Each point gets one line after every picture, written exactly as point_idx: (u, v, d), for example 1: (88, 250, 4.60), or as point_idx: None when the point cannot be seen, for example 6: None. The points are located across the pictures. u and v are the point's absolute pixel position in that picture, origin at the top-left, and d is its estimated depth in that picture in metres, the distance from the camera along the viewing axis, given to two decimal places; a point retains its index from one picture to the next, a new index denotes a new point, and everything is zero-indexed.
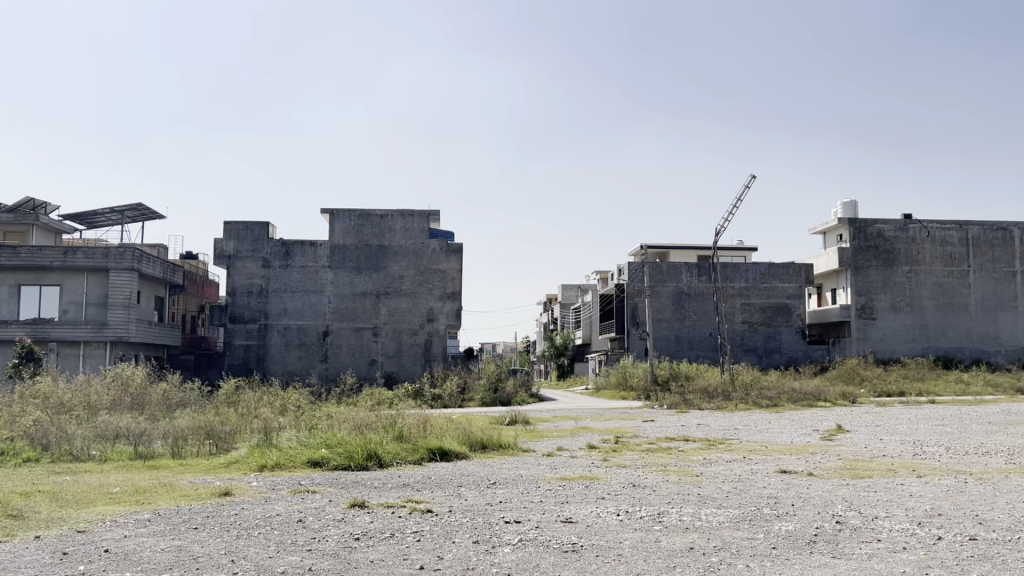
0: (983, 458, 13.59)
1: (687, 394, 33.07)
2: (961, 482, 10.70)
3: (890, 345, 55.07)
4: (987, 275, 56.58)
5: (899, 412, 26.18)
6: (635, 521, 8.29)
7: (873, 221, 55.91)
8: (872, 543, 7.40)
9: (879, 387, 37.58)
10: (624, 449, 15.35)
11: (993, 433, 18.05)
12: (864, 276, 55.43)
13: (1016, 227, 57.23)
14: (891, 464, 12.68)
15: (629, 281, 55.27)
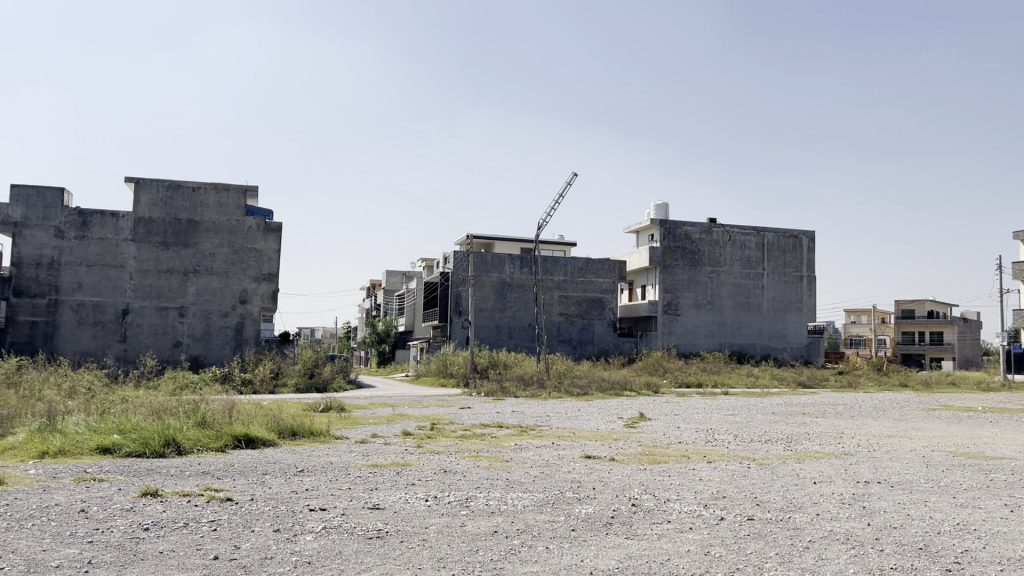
0: (764, 444, 14.82)
1: (504, 381, 33.87)
2: (744, 467, 11.64)
3: (691, 340, 58.83)
4: (779, 278, 61.72)
5: (696, 402, 28.14)
6: (442, 506, 8.36)
7: (681, 223, 59.40)
8: (663, 524, 7.88)
9: (681, 378, 40.17)
10: (437, 436, 15.47)
11: (774, 421, 19.76)
12: (672, 274, 58.81)
13: (805, 235, 62.75)
14: (685, 450, 13.57)
15: (453, 270, 55.66)
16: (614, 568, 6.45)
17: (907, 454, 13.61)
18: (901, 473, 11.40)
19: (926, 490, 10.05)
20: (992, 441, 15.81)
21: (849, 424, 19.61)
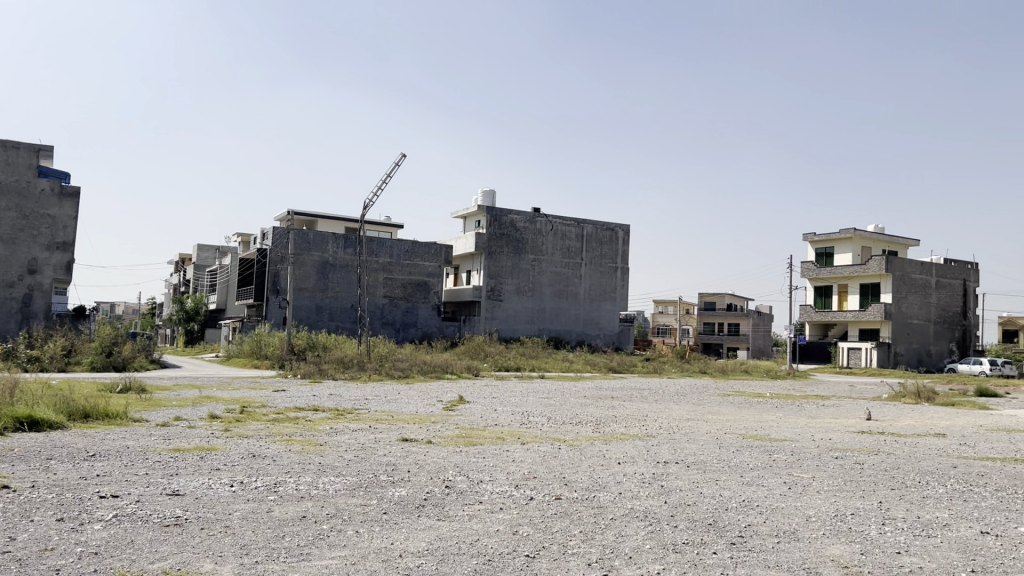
0: (575, 427, 15.45)
1: (323, 363, 33.23)
2: (555, 448, 12.08)
3: (512, 326, 60.12)
4: (596, 268, 64.35)
5: (514, 386, 28.94)
6: (248, 491, 8.06)
7: (507, 211, 60.41)
8: (473, 505, 8.01)
9: (500, 362, 41.05)
10: (248, 419, 14.91)
11: (585, 405, 20.65)
12: (496, 261, 59.69)
13: (621, 228, 65.77)
14: (500, 432, 13.88)
15: (272, 248, 53.66)
16: (424, 550, 6.49)
17: (703, 436, 14.64)
18: (697, 453, 12.25)
19: (718, 469, 10.86)
20: (776, 424, 17.36)
21: (652, 407, 20.85)
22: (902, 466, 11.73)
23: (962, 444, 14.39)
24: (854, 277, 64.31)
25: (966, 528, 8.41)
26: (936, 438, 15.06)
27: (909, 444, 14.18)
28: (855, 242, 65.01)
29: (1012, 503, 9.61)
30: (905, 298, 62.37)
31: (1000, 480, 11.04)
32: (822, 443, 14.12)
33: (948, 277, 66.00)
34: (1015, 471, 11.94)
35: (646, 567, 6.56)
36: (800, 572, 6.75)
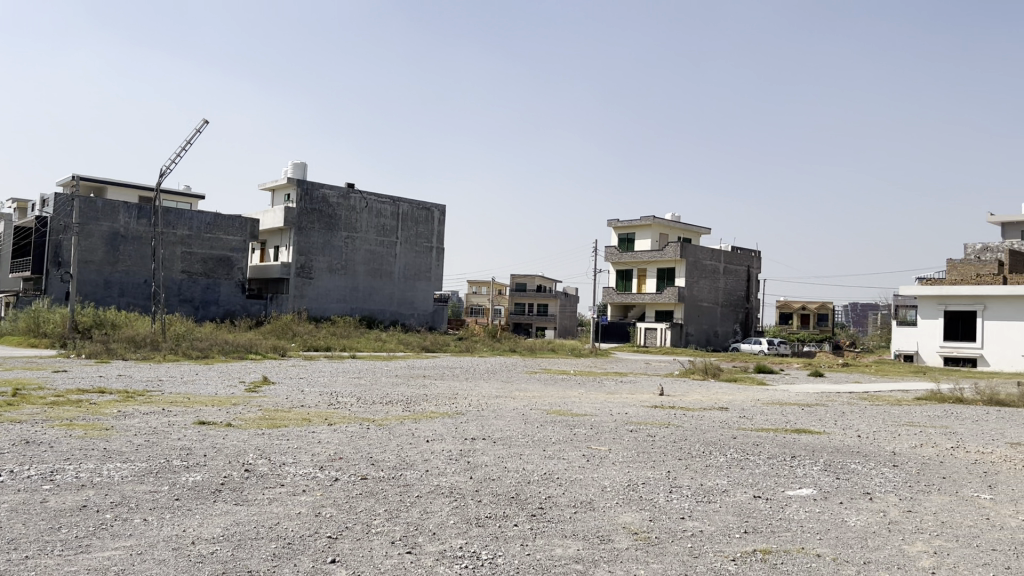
0: (384, 406, 15.39)
1: (111, 342, 30.88)
2: (363, 428, 11.96)
3: (322, 304, 58.66)
4: (410, 248, 64.20)
5: (322, 365, 28.39)
6: (19, 482, 7.35)
7: (319, 186, 58.76)
8: (274, 488, 7.77)
9: (308, 342, 40.00)
10: (21, 402, 13.61)
11: (395, 384, 20.59)
12: (307, 237, 57.93)
13: (436, 208, 66.00)
14: (305, 414, 13.53)
15: (52, 216, 49.09)
16: (219, 537, 6.22)
17: (510, 412, 15.05)
18: (503, 430, 12.56)
19: (522, 444, 11.19)
20: (579, 399, 18.15)
21: (462, 386, 21.18)
22: (689, 438, 12.62)
23: (741, 417, 15.73)
24: (653, 262, 68.31)
25: (743, 493, 9.21)
26: (719, 412, 16.35)
27: (696, 417, 15.31)
28: (654, 229, 69.47)
29: (781, 469, 10.64)
30: (697, 282, 67.04)
31: (772, 448, 12.18)
32: (620, 417, 14.94)
33: (734, 263, 71.58)
34: (785, 440, 13.20)
35: (449, 542, 6.67)
36: (593, 540, 7.11)
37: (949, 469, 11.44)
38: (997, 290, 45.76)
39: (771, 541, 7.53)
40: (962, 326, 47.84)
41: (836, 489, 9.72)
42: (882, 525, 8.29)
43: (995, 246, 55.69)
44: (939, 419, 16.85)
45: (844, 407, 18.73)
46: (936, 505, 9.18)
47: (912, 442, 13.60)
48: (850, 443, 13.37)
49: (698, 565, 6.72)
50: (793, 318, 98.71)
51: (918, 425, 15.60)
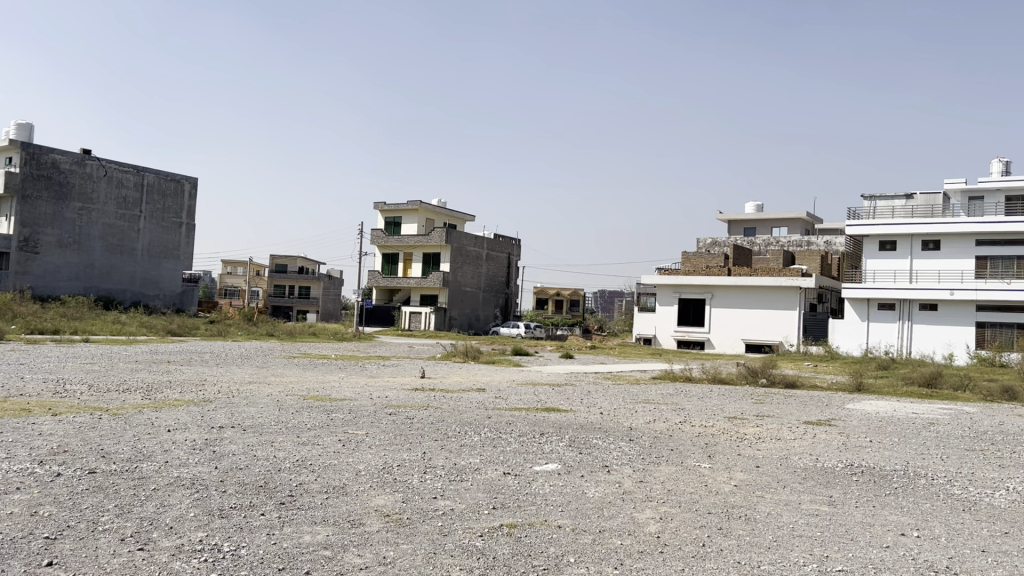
0: (121, 394, 14.20)
1: None
2: (94, 419, 10.94)
3: (50, 283, 52.68)
4: (156, 223, 59.78)
5: (50, 350, 25.68)
6: None
7: (48, 150, 52.98)
8: None
9: (33, 324, 35.94)
10: None
11: (135, 370, 19.07)
12: (33, 206, 52.00)
13: (187, 181, 62.03)
14: (23, 403, 12.16)
15: None
16: None
17: (263, 399, 14.49)
18: (254, 417, 12.06)
19: (274, 432, 10.80)
20: (337, 384, 17.87)
21: (211, 371, 20.08)
22: (445, 419, 12.87)
23: (496, 397, 16.29)
24: (418, 246, 68.79)
25: (493, 470, 9.55)
26: (476, 393, 16.82)
27: (453, 399, 15.64)
28: (420, 214, 70.05)
29: (530, 446, 11.17)
30: (460, 267, 68.45)
31: (523, 427, 12.74)
32: (379, 401, 14.91)
33: (496, 250, 73.92)
34: (536, 419, 13.85)
35: (188, 535, 6.29)
36: (344, 525, 7.04)
37: (676, 442, 12.60)
38: (724, 280, 51.01)
39: (517, 515, 7.88)
40: (694, 312, 52.94)
41: (579, 463, 10.38)
42: (616, 495, 8.98)
43: (723, 241, 62.05)
44: (671, 397, 18.49)
45: (590, 386, 19.99)
46: (663, 475, 10.10)
47: (647, 418, 14.82)
48: (593, 420, 14.30)
49: (447, 543, 6.87)
50: (549, 304, 103.71)
51: (653, 403, 17.03)
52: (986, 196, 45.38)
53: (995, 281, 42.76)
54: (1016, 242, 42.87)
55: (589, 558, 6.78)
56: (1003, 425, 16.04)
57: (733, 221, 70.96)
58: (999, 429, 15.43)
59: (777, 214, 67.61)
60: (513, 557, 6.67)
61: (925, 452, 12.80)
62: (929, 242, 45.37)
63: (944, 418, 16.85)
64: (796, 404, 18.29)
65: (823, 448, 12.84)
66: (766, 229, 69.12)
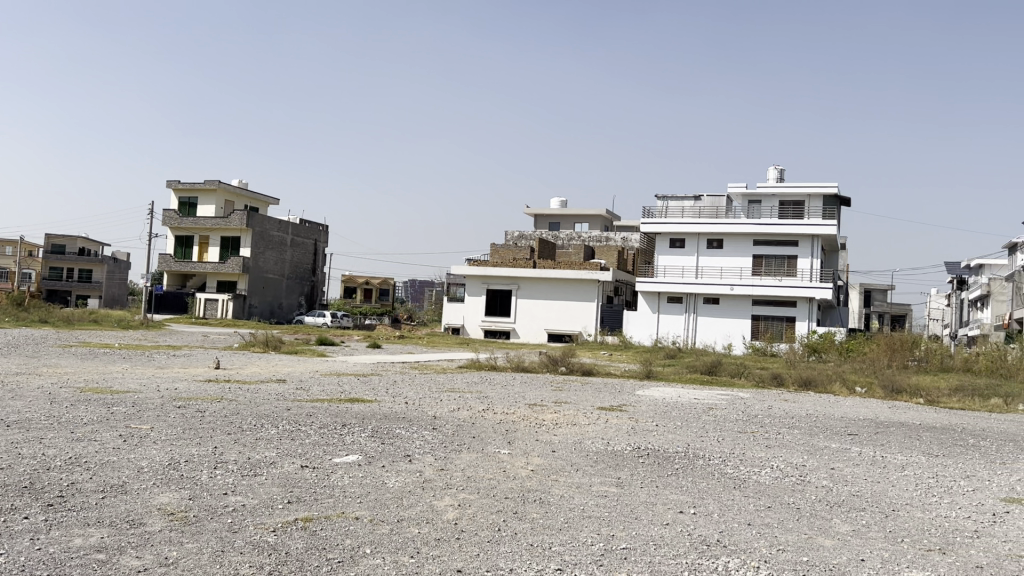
0: None
1: None
2: None
3: None
4: None
5: None
6: None
7: None
8: None
9: None
10: None
11: None
12: None
13: None
14: None
15: None
16: None
17: (32, 392, 13.19)
18: (19, 412, 10.93)
19: (43, 428, 9.88)
20: (120, 375, 16.63)
21: None
22: (241, 412, 12.32)
23: (296, 388, 15.85)
24: (216, 230, 65.44)
25: (290, 464, 9.27)
26: (275, 384, 16.23)
27: (251, 391, 15.04)
28: (219, 195, 66.52)
29: (330, 437, 10.95)
30: (262, 253, 65.97)
31: (323, 418, 12.48)
32: (168, 394, 14.01)
33: (301, 236, 71.84)
34: (338, 410, 13.59)
35: None
36: (121, 525, 6.57)
37: (478, 429, 12.84)
38: (530, 272, 52.52)
39: (312, 508, 7.70)
40: (499, 302, 53.95)
41: (379, 453, 10.31)
42: (416, 483, 9.01)
43: (529, 234, 63.88)
44: (476, 385, 18.80)
45: (395, 375, 19.92)
46: (463, 462, 10.25)
47: (451, 407, 15.00)
48: (397, 410, 14.24)
49: (236, 540, 6.60)
50: (357, 293, 102.11)
51: (458, 391, 17.25)
52: (763, 200, 49.59)
53: (768, 278, 47.14)
54: (786, 243, 47.54)
55: (386, 548, 6.76)
56: (769, 408, 17.77)
57: (538, 215, 73.21)
58: (767, 412, 17.08)
59: (580, 209, 70.60)
60: (305, 551, 6.51)
61: (704, 434, 13.88)
62: (714, 241, 49.03)
63: (720, 403, 18.36)
64: (592, 391, 19.24)
65: (614, 432, 13.57)
66: (569, 224, 71.98)
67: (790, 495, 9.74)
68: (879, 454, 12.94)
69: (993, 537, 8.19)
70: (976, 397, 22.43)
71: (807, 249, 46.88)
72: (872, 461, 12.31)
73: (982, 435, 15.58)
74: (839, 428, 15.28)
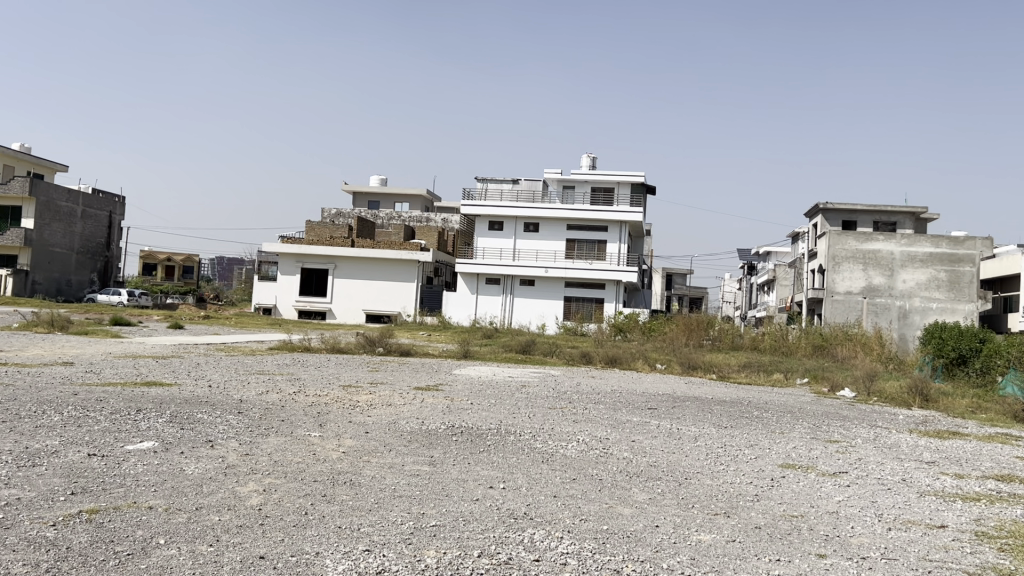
0: None
1: None
2: None
3: None
4: None
5: None
6: None
7: None
8: None
9: None
10: None
11: None
12: None
13: None
14: None
15: None
16: None
17: None
18: None
19: None
20: None
21: None
22: (19, 398, 11.27)
23: (86, 372, 14.70)
24: None
25: (75, 453, 8.57)
26: (61, 367, 14.96)
27: (32, 374, 13.77)
28: None
29: (123, 424, 10.22)
30: (47, 224, 60.43)
31: (116, 403, 11.64)
32: None
33: (93, 208, 66.46)
34: (133, 394, 12.72)
35: None
36: None
37: (288, 412, 12.48)
38: (347, 252, 51.53)
39: (99, 500, 7.16)
40: (314, 281, 52.52)
41: (178, 439, 9.74)
42: (218, 469, 8.61)
43: (347, 212, 62.58)
44: (287, 367, 18.22)
45: (199, 358, 18.91)
46: (270, 446, 9.91)
47: (259, 390, 14.47)
48: (200, 393, 13.54)
49: (7, 537, 6.01)
50: (157, 270, 95.80)
51: (266, 373, 16.66)
52: (576, 186, 51.39)
53: (580, 262, 49.04)
54: (597, 228, 49.65)
55: (181, 538, 6.41)
56: (578, 385, 18.56)
57: (357, 193, 71.88)
58: (575, 389, 17.81)
59: (399, 189, 70.09)
60: (91, 545, 6.04)
61: (515, 411, 14.26)
62: (531, 225, 50.26)
63: (533, 380, 18.96)
64: (408, 371, 19.24)
65: (428, 411, 13.64)
66: (388, 203, 71.30)
67: (593, 467, 10.21)
68: (675, 426, 13.84)
69: (771, 500, 8.99)
70: (761, 373, 24.58)
71: (616, 234, 49.23)
72: (669, 433, 13.15)
73: (764, 406, 17.09)
74: (640, 403, 16.21)
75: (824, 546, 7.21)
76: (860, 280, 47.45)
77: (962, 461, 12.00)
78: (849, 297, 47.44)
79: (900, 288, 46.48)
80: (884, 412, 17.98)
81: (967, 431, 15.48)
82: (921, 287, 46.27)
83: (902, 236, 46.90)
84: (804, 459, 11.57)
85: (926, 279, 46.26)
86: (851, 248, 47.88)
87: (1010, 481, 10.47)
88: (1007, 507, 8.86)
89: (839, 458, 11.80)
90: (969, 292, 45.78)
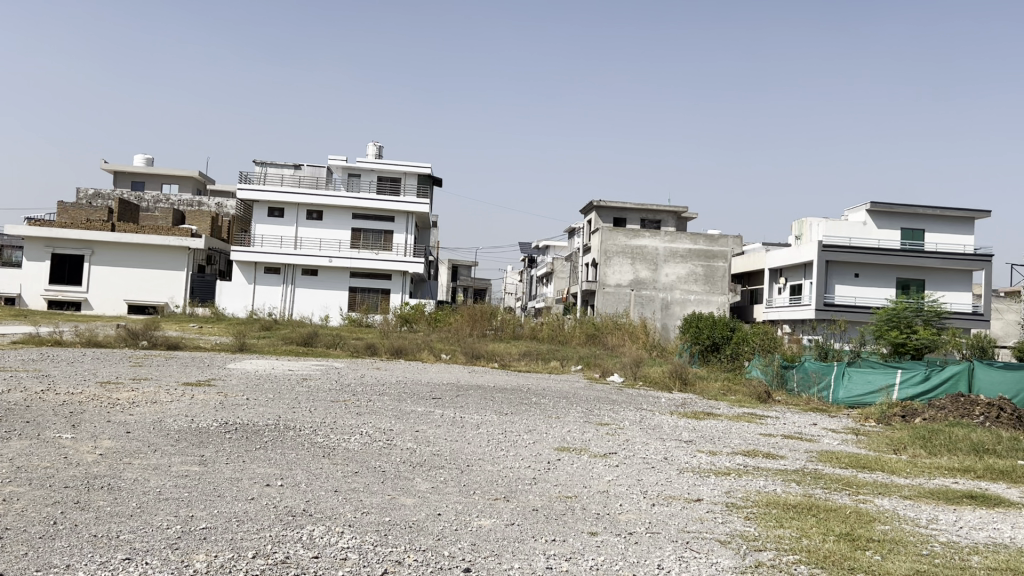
0: None
1: None
2: None
3: None
4: None
5: None
6: None
7: None
8: None
9: None
10: None
11: None
12: None
13: None
14: None
15: None
16: None
17: None
18: None
19: None
20: None
21: None
22: None
23: None
24: None
25: None
26: None
27: None
28: None
29: None
30: None
31: None
32: None
33: None
34: None
35: None
36: None
37: (34, 413, 11.20)
38: (106, 236, 47.24)
39: None
40: (67, 268, 47.76)
41: None
42: None
43: (106, 194, 57.47)
44: (33, 363, 16.38)
45: None
46: (13, 450, 8.87)
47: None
48: None
49: None
50: None
51: (7, 370, 14.89)
52: (361, 174, 50.58)
53: (365, 252, 48.43)
54: (383, 218, 49.32)
55: None
56: (362, 375, 18.37)
57: (118, 172, 66.22)
58: (359, 380, 17.64)
59: (167, 170, 65.46)
60: None
61: (295, 405, 13.78)
62: (314, 213, 48.75)
63: (314, 372, 18.49)
64: (177, 366, 18.01)
65: (198, 408, 12.83)
66: (155, 184, 66.28)
67: (376, 459, 10.09)
68: (458, 414, 14.02)
69: (548, 482, 9.37)
70: (539, 360, 25.57)
71: (401, 224, 49.29)
72: (451, 422, 13.27)
73: (541, 393, 17.83)
74: (424, 393, 16.26)
75: (595, 524, 7.60)
76: (628, 273, 50.49)
77: (714, 439, 13.17)
78: (619, 289, 50.36)
79: (663, 282, 50.30)
80: (648, 395, 19.38)
81: (719, 411, 17.05)
82: (681, 280, 50.36)
83: (665, 233, 50.63)
84: (577, 442, 12.14)
85: (685, 273, 50.39)
86: (621, 243, 50.77)
87: (755, 455, 11.66)
88: (752, 479, 9.85)
89: (609, 440, 12.50)
90: (722, 285, 50.61)
